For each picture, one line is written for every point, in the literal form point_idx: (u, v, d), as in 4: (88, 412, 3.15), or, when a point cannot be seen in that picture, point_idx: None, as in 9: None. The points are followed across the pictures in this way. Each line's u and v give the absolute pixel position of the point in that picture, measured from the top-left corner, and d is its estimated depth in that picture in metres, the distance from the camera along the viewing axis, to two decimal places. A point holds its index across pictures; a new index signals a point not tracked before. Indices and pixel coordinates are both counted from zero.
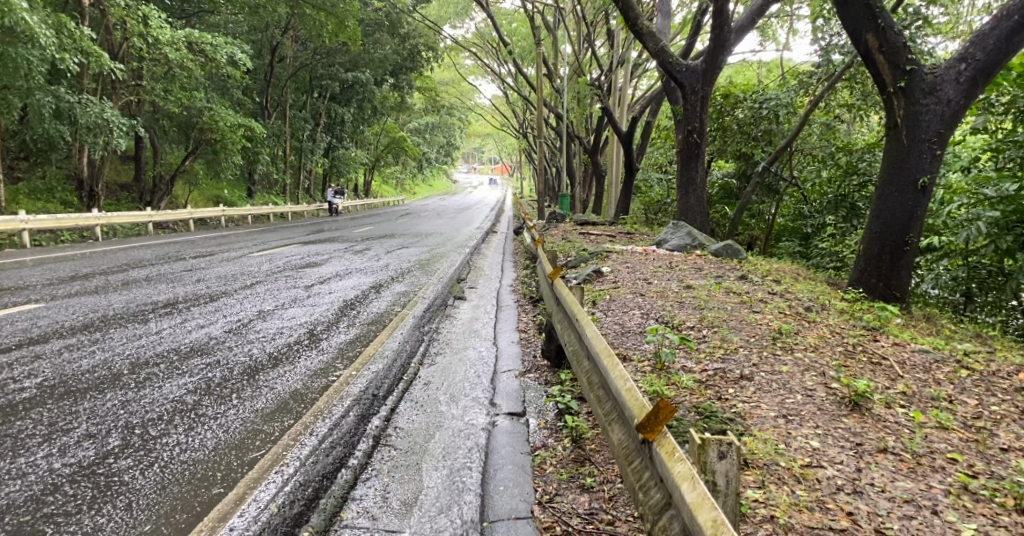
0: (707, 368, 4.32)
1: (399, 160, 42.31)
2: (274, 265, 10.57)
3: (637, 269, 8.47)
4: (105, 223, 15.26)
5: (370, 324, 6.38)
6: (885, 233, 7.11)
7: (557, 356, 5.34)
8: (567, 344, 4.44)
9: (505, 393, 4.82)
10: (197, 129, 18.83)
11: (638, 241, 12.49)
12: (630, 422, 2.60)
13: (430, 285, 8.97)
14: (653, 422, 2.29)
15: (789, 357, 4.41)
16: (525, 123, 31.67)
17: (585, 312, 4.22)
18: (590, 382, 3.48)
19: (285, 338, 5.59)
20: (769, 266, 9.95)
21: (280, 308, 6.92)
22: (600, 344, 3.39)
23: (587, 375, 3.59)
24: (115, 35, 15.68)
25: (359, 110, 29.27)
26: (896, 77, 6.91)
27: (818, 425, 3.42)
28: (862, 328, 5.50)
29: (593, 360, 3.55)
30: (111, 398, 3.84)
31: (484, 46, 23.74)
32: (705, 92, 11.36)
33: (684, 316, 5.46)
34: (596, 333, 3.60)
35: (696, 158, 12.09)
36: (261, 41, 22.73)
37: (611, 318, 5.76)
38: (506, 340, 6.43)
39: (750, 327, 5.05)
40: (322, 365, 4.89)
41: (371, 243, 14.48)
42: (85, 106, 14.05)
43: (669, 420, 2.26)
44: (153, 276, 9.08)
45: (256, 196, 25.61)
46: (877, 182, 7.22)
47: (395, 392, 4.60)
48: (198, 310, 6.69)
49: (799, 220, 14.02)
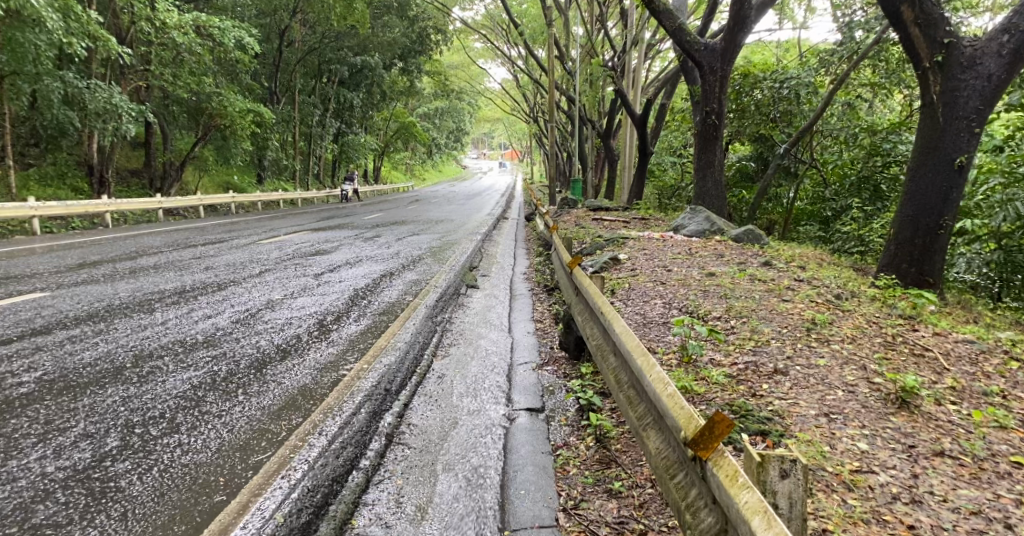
0: (738, 362, 4.07)
1: (409, 145, 42.08)
2: (284, 252, 10.38)
3: (656, 255, 8.19)
4: (115, 210, 15.16)
5: (381, 314, 6.18)
6: (918, 216, 6.78)
7: (576, 348, 5.12)
8: (589, 337, 4.21)
9: (523, 387, 4.61)
10: (206, 114, 18.68)
11: (653, 226, 12.21)
12: (672, 431, 2.38)
13: (443, 273, 8.75)
14: (708, 439, 2.07)
15: (824, 348, 4.15)
16: (536, 106, 31.27)
17: (610, 303, 3.96)
18: (618, 381, 3.24)
19: (294, 330, 5.39)
20: (792, 251, 9.64)
21: (289, 298, 6.73)
22: (631, 340, 3.13)
23: (614, 373, 3.36)
24: (123, 19, 15.49)
25: (368, 95, 29.01)
26: (933, 51, 6.52)
27: (864, 424, 3.17)
28: (899, 316, 5.21)
29: (621, 356, 3.32)
30: (112, 394, 3.66)
31: (495, 28, 23.32)
32: (724, 71, 10.97)
33: (710, 306, 5.19)
34: (625, 328, 3.34)
35: (714, 140, 11.74)
36: (269, 25, 22.50)
37: (631, 307, 5.51)
38: (521, 331, 6.21)
39: (781, 317, 4.78)
40: (331, 358, 4.69)
41: (381, 229, 14.29)
42: (93, 91, 13.90)
43: (726, 436, 2.04)
44: (161, 263, 8.92)
45: (266, 182, 25.50)
46: (910, 164, 6.87)
47: (407, 387, 4.40)
48: (206, 300, 6.52)
49: (820, 203, 13.61)
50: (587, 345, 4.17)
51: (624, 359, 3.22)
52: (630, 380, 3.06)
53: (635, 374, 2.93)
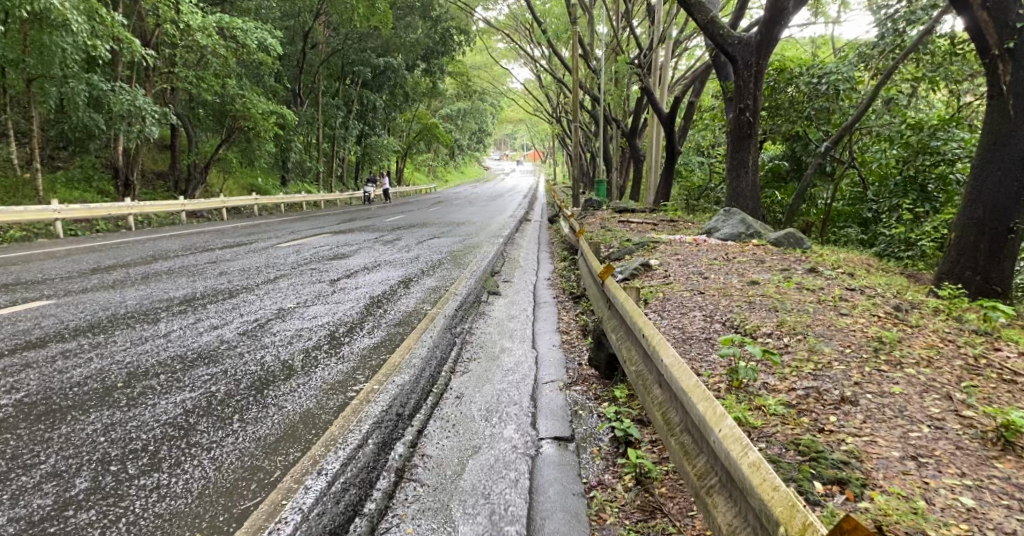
0: (796, 388, 3.57)
1: (431, 147, 41.87)
2: (302, 257, 10.06)
3: (690, 261, 7.67)
4: (138, 213, 15.03)
5: (396, 326, 5.77)
6: (984, 218, 6.16)
7: (608, 366, 4.64)
8: (626, 360, 3.74)
9: (549, 411, 4.18)
10: (230, 116, 18.58)
11: (683, 229, 11.66)
12: (764, 521, 1.97)
13: (463, 279, 8.31)
14: None
15: (898, 374, 3.60)
16: (559, 107, 30.78)
17: (649, 321, 3.51)
18: (668, 422, 2.83)
19: (303, 344, 4.99)
20: (836, 257, 9.03)
21: (302, 307, 6.35)
22: (684, 379, 2.69)
23: (663, 412, 2.91)
24: (148, 22, 15.41)
25: (391, 97, 28.82)
26: (1003, 37, 5.94)
27: (964, 472, 2.66)
28: (974, 333, 4.63)
29: (671, 394, 2.87)
30: (94, 420, 3.29)
31: (519, 27, 22.92)
32: (760, 66, 10.40)
33: (759, 320, 4.68)
34: (674, 359, 2.90)
35: (748, 139, 11.14)
36: (293, 27, 22.45)
37: (669, 320, 5.02)
38: (547, 344, 5.74)
39: (841, 334, 4.25)
40: (340, 377, 4.29)
41: (401, 232, 13.95)
42: (118, 93, 13.73)
43: None
44: (175, 268, 8.64)
45: (289, 184, 25.42)
46: (975, 161, 6.27)
47: (422, 411, 4.02)
48: (215, 309, 6.18)
49: (859, 203, 12.89)
50: (625, 370, 3.70)
51: (676, 398, 2.80)
52: (686, 426, 2.65)
53: (696, 423, 2.52)
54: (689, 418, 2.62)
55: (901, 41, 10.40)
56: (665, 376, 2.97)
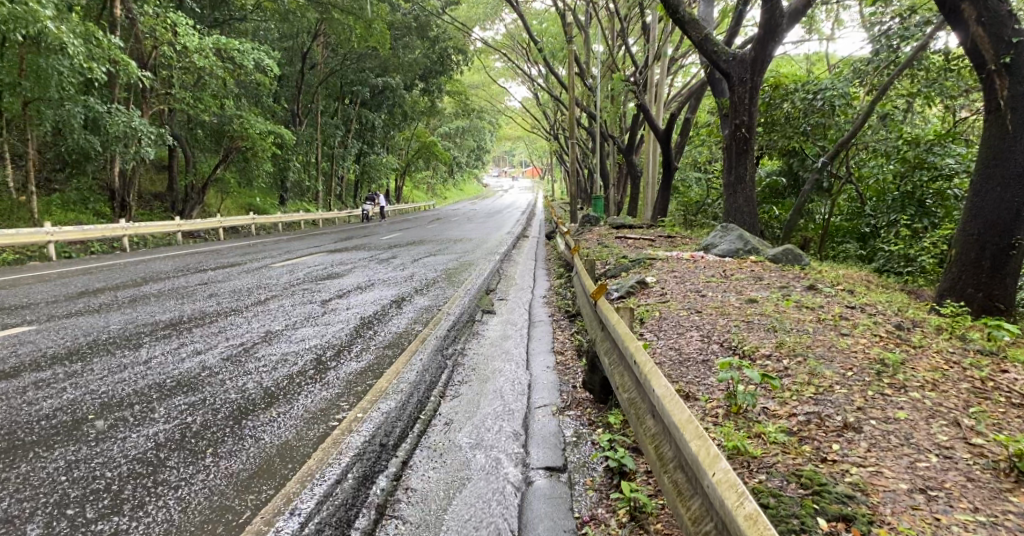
0: (797, 414, 3.42)
1: (430, 165, 41.94)
2: (294, 276, 9.93)
3: (687, 278, 7.54)
4: (133, 234, 14.92)
5: (386, 348, 5.62)
6: (986, 234, 6.04)
7: (602, 390, 4.47)
8: (619, 387, 3.58)
9: (542, 438, 4.04)
10: (227, 137, 18.54)
11: (681, 246, 11.55)
12: None
13: (457, 298, 8.16)
14: None
15: (903, 398, 3.45)
16: (557, 124, 30.87)
17: (642, 346, 3.35)
18: (660, 456, 2.68)
19: (287, 369, 4.85)
20: (836, 273, 8.91)
21: (290, 329, 6.21)
22: (677, 413, 2.55)
23: (657, 446, 2.76)
24: (144, 44, 15.42)
25: (390, 116, 28.89)
26: (999, 52, 5.87)
27: (977, 507, 2.50)
28: (979, 353, 4.49)
29: (665, 426, 2.72)
30: (58, 458, 3.21)
31: (516, 46, 23.03)
32: (754, 82, 10.35)
33: (757, 341, 4.54)
34: (666, 390, 2.75)
35: (744, 154, 11.06)
36: (291, 48, 22.55)
37: (665, 341, 4.87)
38: (541, 366, 5.57)
39: (843, 356, 4.09)
40: (323, 404, 4.15)
41: (398, 250, 13.84)
42: (114, 115, 13.61)
43: None
44: (164, 290, 8.51)
45: (286, 203, 25.36)
46: (974, 176, 6.18)
47: (408, 439, 3.87)
48: (200, 332, 6.04)
49: (857, 218, 12.79)
50: (618, 397, 3.54)
51: (669, 432, 2.65)
52: (679, 462, 2.51)
53: (688, 461, 2.38)
54: (681, 454, 2.48)
55: (896, 56, 10.38)
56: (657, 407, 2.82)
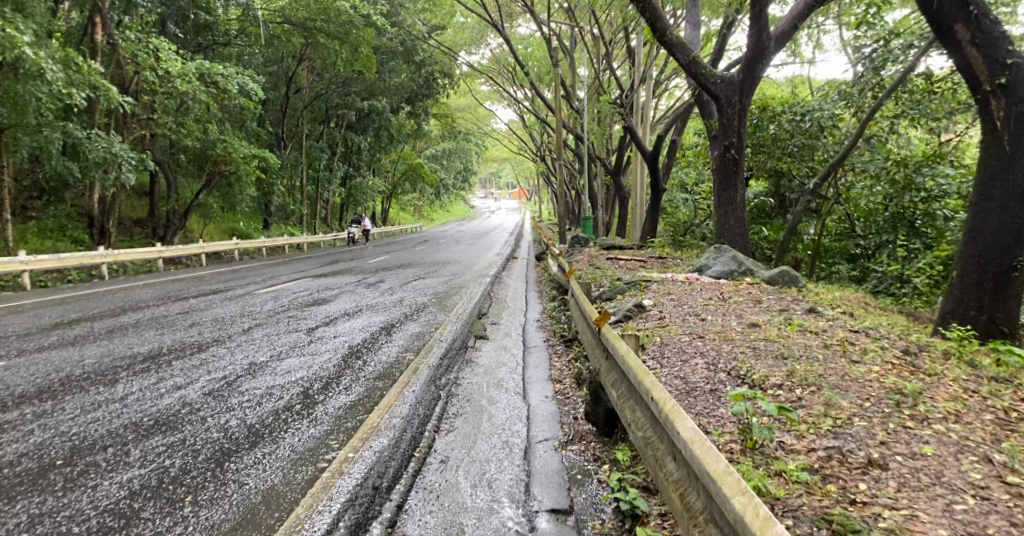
0: (816, 449, 3.24)
1: (417, 187, 41.90)
2: (279, 303, 9.65)
3: (685, 301, 7.38)
4: (113, 261, 14.56)
5: (377, 379, 5.37)
6: (988, 255, 5.94)
7: (606, 422, 4.27)
8: (631, 423, 3.40)
9: (545, 476, 3.82)
10: (211, 161, 18.30)
11: (673, 267, 11.43)
12: None
13: (449, 323, 7.93)
14: None
15: (926, 431, 3.29)
16: (543, 146, 30.96)
17: (657, 382, 3.17)
18: (688, 508, 2.52)
19: (273, 405, 4.59)
20: (833, 294, 8.84)
21: (276, 360, 5.94)
22: (712, 463, 2.38)
23: (682, 497, 2.59)
24: (127, 70, 15.22)
25: (376, 139, 28.81)
26: (994, 73, 5.84)
27: None
28: (993, 380, 4.36)
29: (692, 474, 2.55)
30: (20, 512, 2.97)
31: (502, 71, 23.13)
32: (743, 104, 10.32)
33: (766, 369, 4.36)
34: (695, 436, 2.59)
35: (734, 176, 11.01)
36: (276, 72, 22.46)
37: (669, 369, 4.68)
38: (539, 395, 5.35)
39: (858, 385, 3.93)
40: (311, 443, 3.91)
41: (385, 274, 13.60)
42: (94, 141, 13.35)
43: None
44: (143, 320, 8.19)
45: (272, 227, 25.06)
46: (973, 197, 6.10)
47: (403, 480, 3.63)
48: (181, 365, 5.75)
49: (845, 238, 12.79)
50: (630, 434, 3.36)
51: (699, 481, 2.49)
52: (713, 516, 2.35)
53: (723, 517, 2.22)
54: (717, 509, 2.32)
55: (882, 79, 10.44)
56: (684, 454, 2.65)
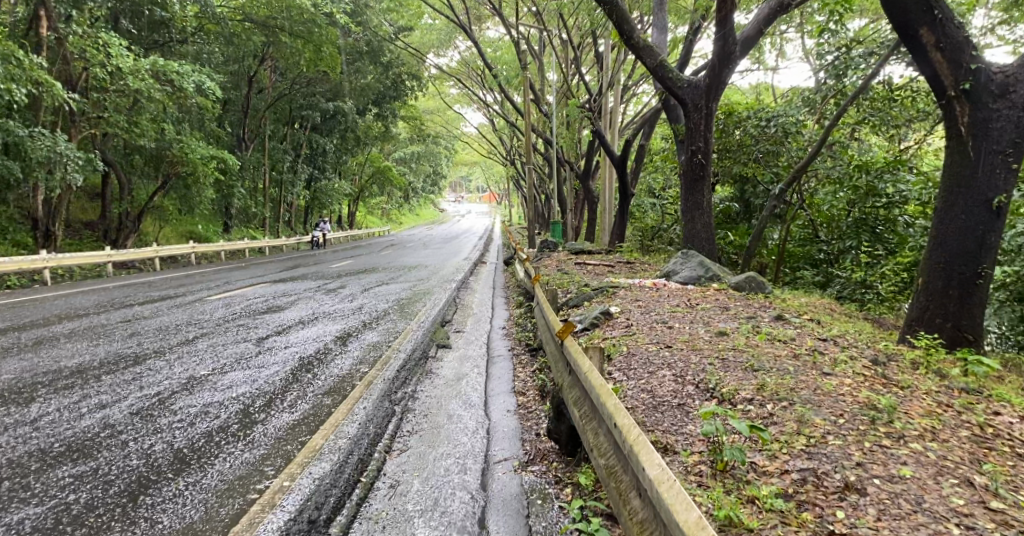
0: (790, 471, 3.03)
1: (385, 191, 41.22)
2: (231, 310, 9.17)
3: (652, 308, 7.18)
4: (57, 265, 13.80)
5: (327, 394, 5.01)
6: (952, 262, 5.85)
7: (569, 441, 4.00)
8: (594, 449, 3.14)
9: (502, 502, 3.55)
10: (166, 162, 17.59)
11: (640, 273, 11.26)
12: None
13: (409, 332, 7.58)
14: None
15: (903, 450, 3.11)
16: (513, 149, 30.71)
17: (622, 405, 2.92)
18: None
19: (206, 425, 4.22)
20: (799, 300, 8.75)
21: (217, 374, 5.53)
22: (682, 511, 2.16)
23: None
24: (74, 66, 14.44)
25: (342, 141, 28.22)
26: (958, 78, 5.75)
27: None
28: (965, 392, 4.23)
29: (660, 516, 2.32)
30: None
31: (470, 73, 22.84)
32: (710, 109, 10.24)
33: (735, 382, 4.16)
34: (662, 475, 2.36)
35: (701, 181, 10.91)
36: (237, 72, 21.80)
37: (635, 382, 4.44)
38: (500, 409, 5.05)
39: (831, 400, 3.74)
40: (243, 470, 3.58)
41: (348, 279, 13.16)
42: (35, 140, 12.55)
43: None
44: (79, 329, 7.68)
45: (232, 230, 24.27)
46: (938, 203, 6.01)
47: (344, 510, 3.35)
48: (110, 380, 5.32)
49: (809, 243, 12.73)
50: (592, 460, 3.10)
51: (666, 526, 2.27)
52: None
53: None
54: None
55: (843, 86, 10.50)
56: (649, 491, 2.42)
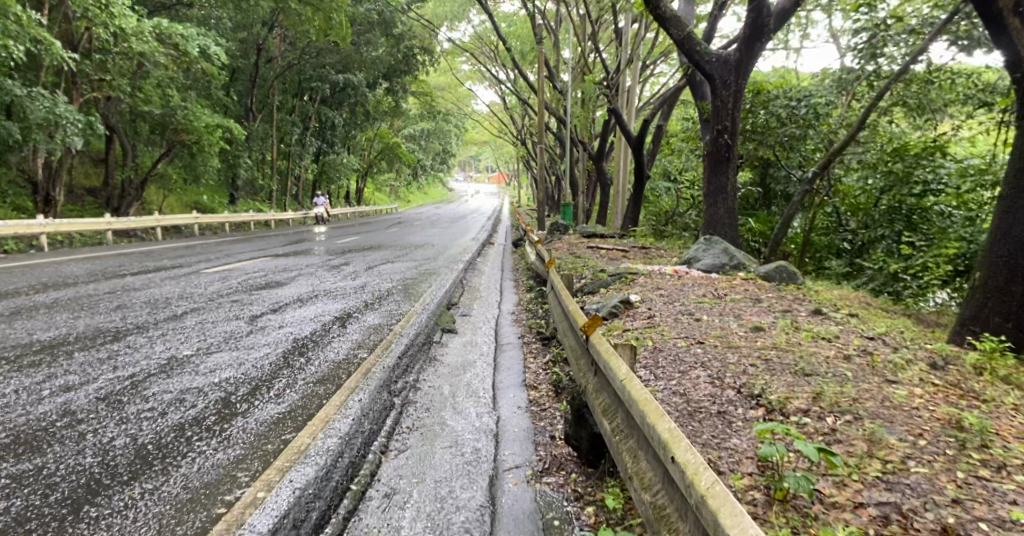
0: (870, 503, 2.50)
1: (394, 167, 40.53)
2: (226, 285, 8.65)
3: (675, 298, 6.59)
4: (54, 231, 13.26)
5: (319, 383, 4.49)
6: (1017, 256, 5.16)
7: (591, 452, 3.46)
8: (638, 478, 2.58)
9: (518, 520, 3.03)
10: (170, 129, 16.97)
11: (656, 259, 10.64)
12: None
13: (412, 314, 7.02)
14: None
15: (1008, 485, 2.60)
16: (525, 128, 29.90)
17: (679, 433, 2.36)
18: None
19: (177, 415, 3.71)
20: (832, 293, 8.15)
21: (201, 355, 5.01)
22: None
23: None
24: (75, 25, 13.74)
25: (351, 115, 27.49)
26: None
27: None
28: None
29: None
30: None
31: (483, 48, 21.99)
32: (739, 86, 9.50)
33: (786, 389, 3.60)
34: None
35: (726, 162, 10.20)
36: (246, 40, 21.07)
37: (668, 383, 3.88)
38: (511, 406, 4.51)
39: (903, 415, 3.21)
40: (212, 476, 3.07)
41: (351, 256, 12.60)
42: (34, 99, 11.95)
43: None
44: (63, 300, 7.18)
45: (238, 202, 23.74)
46: (1006, 190, 5.28)
47: (329, 527, 2.86)
48: (81, 357, 4.82)
49: (833, 233, 11.93)
50: (636, 492, 2.56)
51: None
52: None
53: None
54: None
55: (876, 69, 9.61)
56: None
